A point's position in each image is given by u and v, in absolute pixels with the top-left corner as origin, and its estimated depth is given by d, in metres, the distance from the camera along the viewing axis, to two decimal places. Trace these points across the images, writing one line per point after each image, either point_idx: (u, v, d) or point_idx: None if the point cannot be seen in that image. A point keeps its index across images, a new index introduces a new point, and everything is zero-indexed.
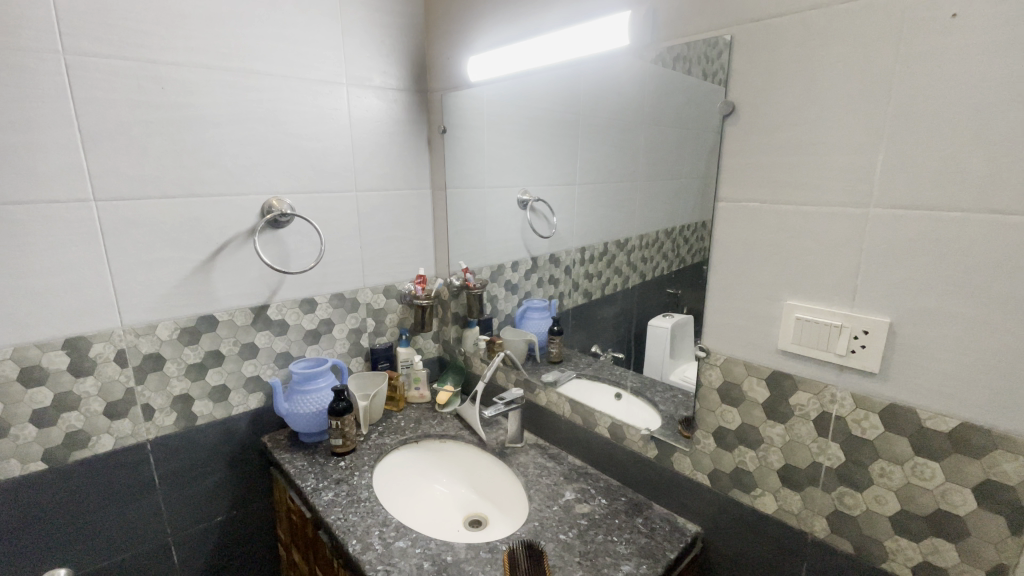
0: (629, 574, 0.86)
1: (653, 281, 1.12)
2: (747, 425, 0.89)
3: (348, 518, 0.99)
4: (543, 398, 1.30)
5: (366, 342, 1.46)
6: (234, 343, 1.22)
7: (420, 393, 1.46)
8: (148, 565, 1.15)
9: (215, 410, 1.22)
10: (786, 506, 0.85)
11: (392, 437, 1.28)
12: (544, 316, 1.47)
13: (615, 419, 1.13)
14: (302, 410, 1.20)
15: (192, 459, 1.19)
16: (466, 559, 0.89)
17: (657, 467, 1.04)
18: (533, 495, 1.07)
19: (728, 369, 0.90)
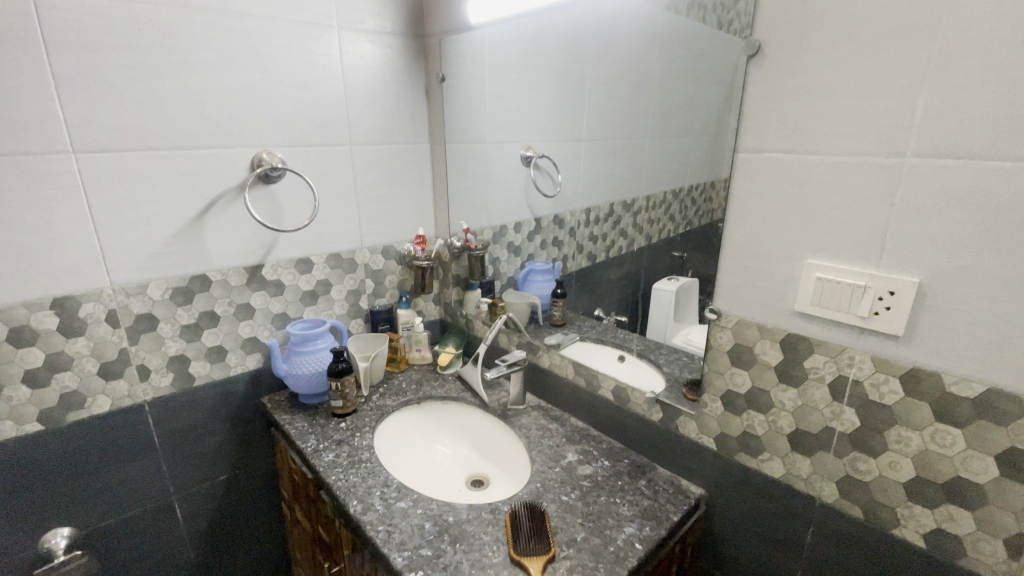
0: (633, 536, 0.86)
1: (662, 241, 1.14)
2: (757, 389, 0.86)
3: (348, 479, 0.98)
4: (546, 360, 1.27)
5: (366, 304, 1.43)
6: (229, 304, 1.19)
7: (421, 355, 1.44)
8: (153, 522, 1.16)
9: (213, 371, 1.20)
10: (795, 470, 0.83)
11: (393, 398, 1.26)
12: (546, 278, 1.44)
13: (619, 381, 1.10)
14: (301, 371, 1.18)
15: (192, 419, 1.18)
16: (468, 520, 0.88)
17: (662, 431, 1.02)
18: (535, 457, 1.05)
19: (739, 332, 0.87)
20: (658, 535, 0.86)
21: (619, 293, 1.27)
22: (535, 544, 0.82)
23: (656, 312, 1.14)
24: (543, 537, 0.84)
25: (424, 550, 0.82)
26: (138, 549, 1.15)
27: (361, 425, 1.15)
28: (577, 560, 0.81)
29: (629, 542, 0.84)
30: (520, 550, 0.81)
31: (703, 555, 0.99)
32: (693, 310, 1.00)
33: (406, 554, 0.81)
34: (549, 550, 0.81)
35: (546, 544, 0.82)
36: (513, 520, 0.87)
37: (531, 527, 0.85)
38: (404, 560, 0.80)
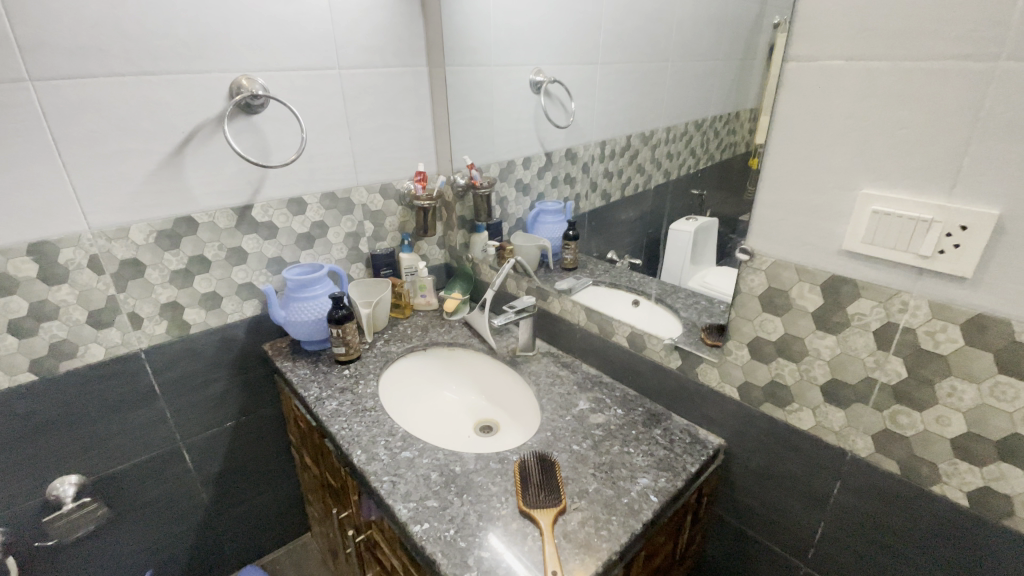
0: (648, 487, 0.81)
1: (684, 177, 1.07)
2: (790, 336, 0.78)
3: (352, 428, 0.94)
4: (557, 306, 1.19)
5: (366, 248, 1.35)
6: (219, 248, 1.12)
7: (426, 301, 1.37)
8: (162, 467, 1.16)
9: (209, 319, 1.15)
10: (826, 422, 0.77)
11: (398, 344, 1.21)
12: (557, 220, 1.34)
13: (635, 327, 1.03)
14: (300, 318, 1.12)
15: (192, 367, 1.15)
16: (475, 470, 0.85)
17: (680, 379, 0.95)
18: (545, 405, 1.00)
19: (773, 274, 0.78)
20: (674, 487, 0.81)
21: (634, 237, 1.19)
22: (545, 495, 0.78)
23: (670, 255, 1.10)
24: (553, 488, 0.79)
25: (430, 501, 0.79)
26: (150, 493, 1.15)
27: (365, 372, 1.10)
28: (589, 512, 0.77)
29: (644, 493, 0.80)
30: (530, 502, 0.77)
31: (719, 503, 0.96)
32: (711, 251, 0.97)
33: (411, 505, 0.78)
34: (560, 502, 0.77)
35: (557, 496, 0.78)
36: (523, 471, 0.82)
37: (541, 478, 0.81)
38: (409, 512, 0.77)
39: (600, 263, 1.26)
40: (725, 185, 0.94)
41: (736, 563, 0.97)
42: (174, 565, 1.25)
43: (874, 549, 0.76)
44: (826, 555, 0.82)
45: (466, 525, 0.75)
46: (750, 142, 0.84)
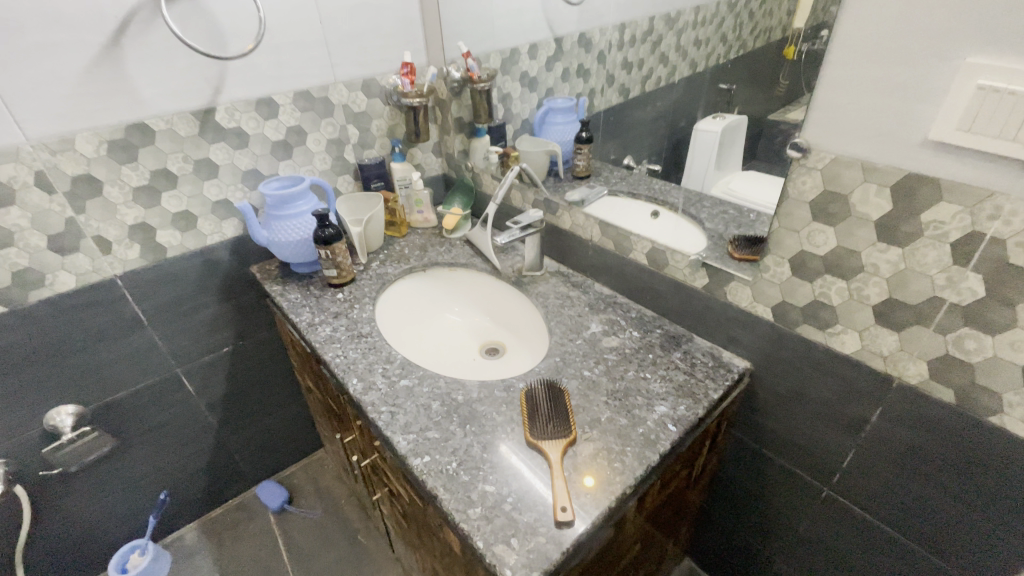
0: (666, 416, 0.75)
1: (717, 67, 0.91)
2: (842, 250, 0.66)
3: (347, 355, 0.87)
4: (567, 220, 1.07)
5: (353, 158, 1.21)
6: (184, 161, 0.99)
7: (423, 218, 1.25)
8: (163, 393, 1.13)
9: (186, 241, 1.05)
10: (873, 347, 0.67)
11: (395, 265, 1.11)
12: (568, 120, 1.19)
13: (656, 242, 0.91)
14: (284, 239, 1.01)
15: (176, 294, 1.07)
16: (479, 399, 0.78)
17: (704, 299, 0.85)
18: (554, 328, 0.92)
19: (831, 174, 0.64)
20: (695, 415, 0.75)
21: (653, 136, 1.04)
22: (553, 426, 0.72)
23: (693, 159, 0.95)
24: (563, 419, 0.73)
25: (431, 433, 0.73)
26: (154, 418, 1.14)
27: (360, 296, 1.01)
28: (602, 444, 0.71)
29: (661, 422, 0.74)
30: (538, 433, 0.71)
31: (740, 426, 0.91)
32: (739, 154, 0.85)
33: (410, 437, 0.72)
34: (571, 433, 0.71)
35: (566, 427, 0.72)
36: (529, 402, 0.75)
37: (550, 408, 0.74)
38: (408, 444, 0.71)
39: (616, 170, 1.11)
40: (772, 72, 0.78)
41: (753, 483, 0.94)
42: (192, 483, 1.27)
43: (908, 476, 0.70)
44: (854, 480, 0.77)
45: (470, 458, 0.69)
46: (786, 26, 0.75)
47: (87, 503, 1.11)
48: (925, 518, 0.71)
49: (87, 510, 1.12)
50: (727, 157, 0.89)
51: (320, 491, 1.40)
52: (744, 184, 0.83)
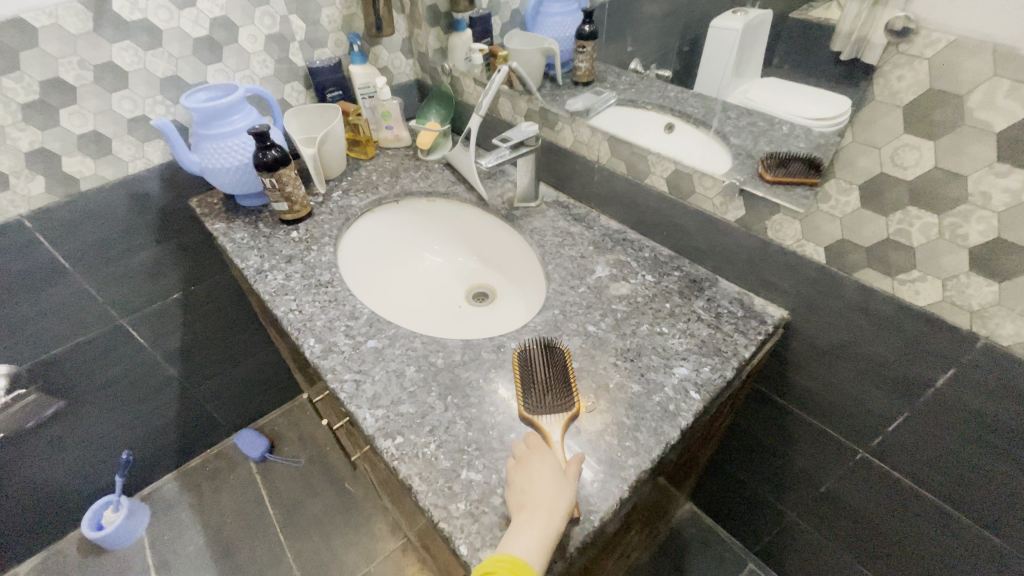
0: (687, 380, 0.62)
1: None
2: (939, 174, 0.50)
3: (303, 310, 0.72)
4: (568, 136, 0.87)
5: (302, 61, 0.97)
6: (81, 66, 0.77)
7: (394, 136, 1.05)
8: (112, 347, 1.00)
9: (102, 170, 0.85)
10: (958, 300, 0.53)
11: (360, 196, 0.93)
12: (568, 10, 0.97)
13: (680, 163, 0.73)
14: (221, 166, 0.83)
15: (103, 235, 0.90)
16: (462, 363, 0.65)
17: (737, 235, 0.70)
18: (552, 273, 0.77)
19: (945, 66, 0.46)
20: (722, 378, 0.61)
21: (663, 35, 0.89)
22: (551, 400, 0.58)
23: (708, 63, 0.84)
24: (563, 390, 0.59)
25: (404, 407, 0.60)
26: (106, 374, 1.02)
27: (320, 235, 0.84)
28: (611, 417, 0.59)
29: (681, 388, 0.61)
30: (532, 407, 0.58)
31: (763, 380, 0.79)
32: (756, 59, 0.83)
33: (379, 413, 0.59)
34: (574, 405, 0.58)
35: (567, 400, 0.58)
36: (524, 368, 0.62)
37: (548, 376, 0.61)
38: (377, 421, 0.59)
39: (624, 75, 0.91)
40: None
41: (770, 438, 0.85)
42: (163, 435, 1.19)
43: (971, 446, 0.60)
44: (898, 445, 0.67)
45: (451, 438, 0.57)
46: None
47: (45, 463, 1.02)
48: (980, 490, 0.62)
49: (47, 470, 1.03)
50: (744, 61, 0.84)
51: (303, 438, 1.33)
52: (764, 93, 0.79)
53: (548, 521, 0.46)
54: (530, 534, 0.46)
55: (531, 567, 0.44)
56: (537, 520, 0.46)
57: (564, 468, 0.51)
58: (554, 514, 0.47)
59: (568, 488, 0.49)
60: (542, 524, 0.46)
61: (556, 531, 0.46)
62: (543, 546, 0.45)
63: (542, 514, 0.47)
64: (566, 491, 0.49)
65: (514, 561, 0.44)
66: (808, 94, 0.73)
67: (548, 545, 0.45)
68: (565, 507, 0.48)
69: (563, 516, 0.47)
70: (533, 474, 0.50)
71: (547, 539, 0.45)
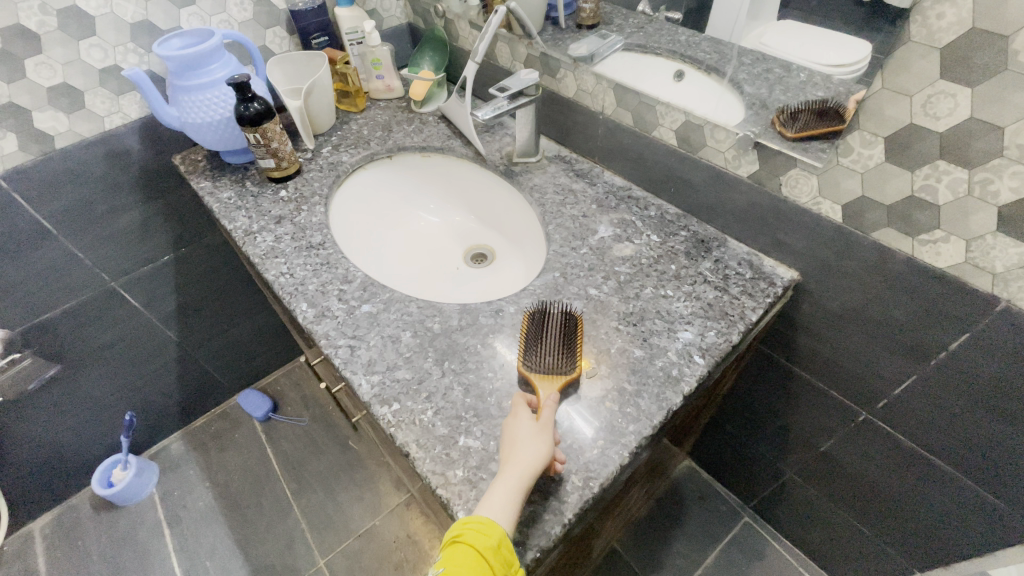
0: (691, 344, 0.60)
1: None
2: (974, 126, 0.46)
3: (294, 274, 0.69)
4: (571, 85, 0.82)
5: (282, 3, 0.89)
6: (43, 11, 0.71)
7: (385, 86, 0.98)
8: (105, 310, 0.99)
9: (77, 126, 0.81)
10: (983, 262, 0.50)
11: (351, 151, 0.89)
12: None
13: (691, 114, 0.68)
14: (200, 121, 0.78)
15: (85, 196, 0.86)
16: (459, 328, 0.63)
17: (749, 192, 0.66)
18: (552, 234, 0.74)
19: (990, 1, 0.41)
20: (727, 343, 0.60)
21: None
22: (550, 358, 0.56)
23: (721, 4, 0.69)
24: (567, 351, 0.57)
25: (401, 372, 0.59)
26: (102, 337, 1.01)
27: (310, 194, 0.80)
28: (612, 382, 0.57)
29: (686, 352, 0.59)
30: (530, 365, 0.55)
31: (769, 342, 0.77)
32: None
33: (375, 379, 0.58)
34: (574, 371, 0.55)
35: (570, 362, 0.56)
36: (531, 325, 0.59)
37: (554, 333, 0.58)
38: (373, 388, 0.57)
39: (631, 17, 0.81)
40: None
41: (773, 398, 0.84)
42: (165, 396, 1.20)
43: (977, 408, 0.59)
44: (903, 408, 0.66)
45: (449, 404, 0.56)
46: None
47: (49, 424, 1.03)
48: (983, 451, 0.61)
49: (52, 431, 1.05)
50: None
51: (305, 398, 1.34)
52: (780, 37, 0.63)
53: (509, 475, 0.45)
54: (496, 491, 0.45)
55: (497, 522, 0.43)
56: (502, 477, 0.45)
57: (537, 422, 0.50)
58: (519, 468, 0.45)
59: (537, 442, 0.48)
60: (506, 481, 0.45)
61: (522, 486, 0.45)
62: (510, 501, 0.44)
63: (507, 471, 0.46)
64: (533, 447, 0.47)
65: (481, 521, 0.43)
66: (816, 34, 0.58)
67: (516, 501, 0.44)
68: (532, 460, 0.46)
69: (528, 470, 0.46)
70: (506, 434, 0.50)
71: (512, 494, 0.44)
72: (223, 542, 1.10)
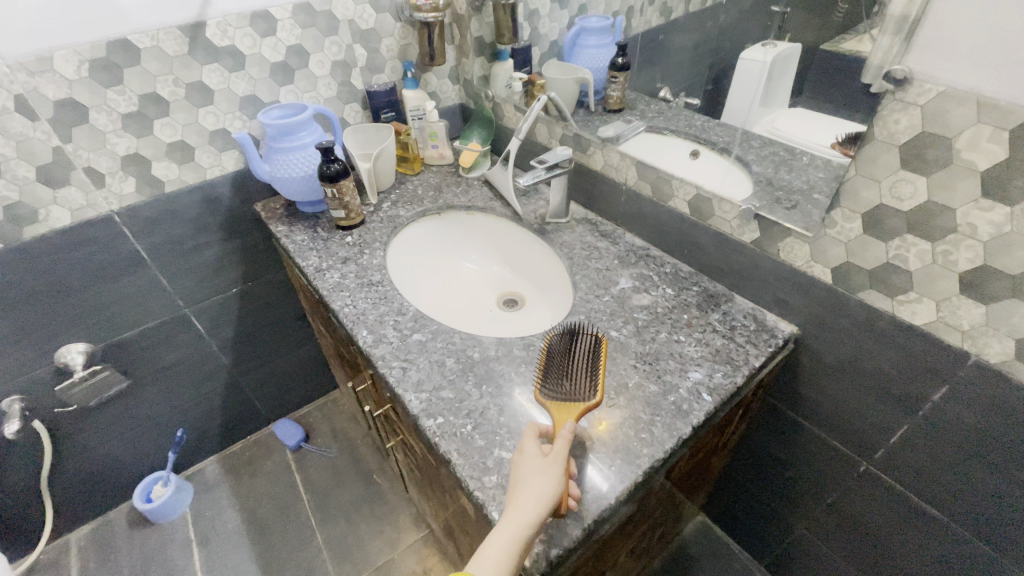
0: (701, 383, 0.68)
1: None
2: (933, 207, 0.56)
3: (356, 305, 0.81)
4: (600, 160, 0.95)
5: (361, 84, 1.08)
6: (175, 84, 0.89)
7: (438, 153, 1.15)
8: (173, 333, 1.11)
9: (184, 175, 0.97)
10: (952, 320, 0.59)
11: (407, 207, 1.03)
12: (602, 43, 1.05)
13: (702, 188, 0.80)
14: (288, 175, 0.93)
15: (178, 233, 1.01)
16: (496, 357, 0.72)
17: (753, 255, 0.76)
18: (579, 283, 0.84)
19: (936, 113, 0.53)
20: (732, 384, 0.67)
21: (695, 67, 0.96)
22: (569, 385, 0.60)
23: (736, 93, 0.89)
24: (589, 379, 0.61)
25: (445, 392, 0.68)
26: (166, 357, 1.13)
27: (371, 240, 0.94)
28: (629, 412, 0.65)
29: (695, 391, 0.67)
30: (548, 393, 0.60)
31: (774, 392, 0.84)
32: (786, 86, 0.83)
33: (423, 396, 0.67)
34: (586, 402, 0.58)
35: (589, 390, 0.59)
36: (562, 358, 0.65)
37: (579, 366, 0.63)
38: (421, 404, 0.66)
39: (653, 103, 0.99)
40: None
41: (781, 450, 0.90)
42: (209, 420, 1.29)
43: (965, 458, 0.64)
44: (900, 458, 0.71)
45: (485, 422, 0.64)
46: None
47: (106, 436, 1.13)
48: (974, 501, 0.66)
49: (107, 443, 1.14)
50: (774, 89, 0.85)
51: (335, 431, 1.41)
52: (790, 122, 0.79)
53: (508, 527, 0.49)
54: (494, 542, 0.48)
55: None
56: (501, 527, 0.49)
57: (546, 463, 0.52)
58: (519, 518, 0.49)
59: (543, 481, 0.51)
60: (504, 533, 0.48)
61: (518, 540, 0.48)
62: (503, 555, 0.47)
63: (509, 519, 0.49)
64: (537, 493, 0.50)
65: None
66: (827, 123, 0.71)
67: (510, 554, 0.48)
68: (533, 510, 0.49)
69: (526, 522, 0.49)
70: (517, 468, 0.54)
71: (507, 547, 0.48)
72: (245, 565, 1.14)
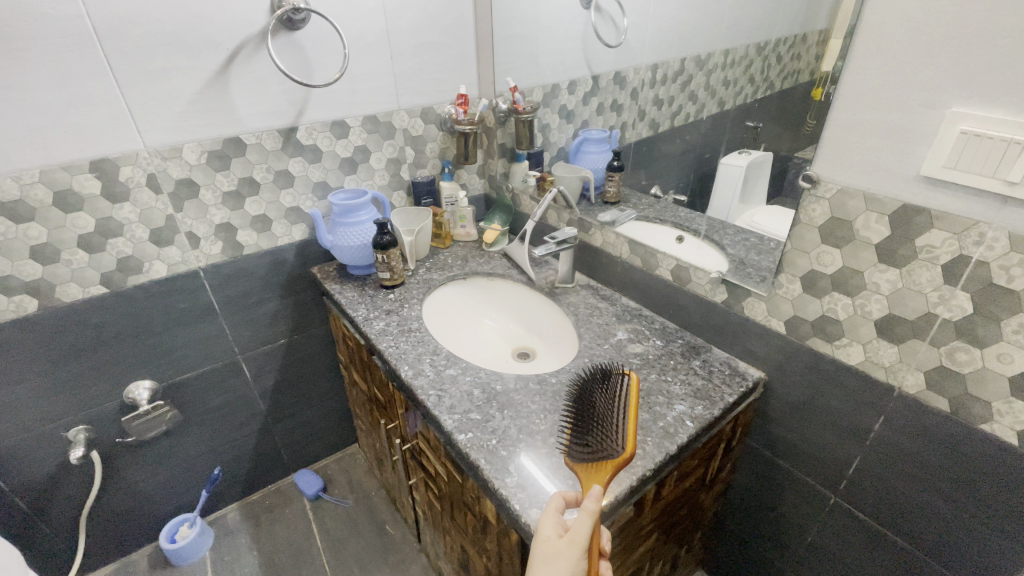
0: (685, 414, 0.82)
1: (730, 110, 1.10)
2: (848, 270, 0.75)
3: (398, 346, 0.98)
4: (599, 238, 1.17)
5: (407, 176, 1.35)
6: (267, 171, 1.12)
7: (466, 232, 1.38)
8: (224, 377, 1.26)
9: (260, 241, 1.18)
10: (876, 359, 0.75)
11: (439, 273, 1.23)
12: (602, 150, 1.32)
13: (681, 260, 1.00)
14: (347, 243, 1.14)
15: (246, 288, 1.21)
16: (515, 389, 0.88)
17: (723, 312, 0.94)
18: (584, 334, 1.02)
19: (838, 205, 0.73)
20: (710, 414, 0.82)
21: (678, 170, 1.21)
22: (602, 441, 0.65)
23: (718, 191, 1.07)
24: (621, 432, 0.64)
25: (473, 414, 0.82)
26: (214, 399, 1.26)
27: (410, 297, 1.13)
28: None
29: (680, 418, 0.81)
30: (580, 454, 0.67)
31: (752, 433, 0.97)
32: (762, 187, 0.96)
33: (455, 417, 0.82)
34: (614, 459, 0.62)
35: (620, 444, 0.63)
36: (603, 414, 0.70)
37: (617, 419, 0.67)
38: (454, 422, 0.81)
39: (643, 198, 1.24)
40: (778, 123, 0.93)
41: (763, 491, 1.00)
42: (237, 464, 1.39)
43: (907, 481, 0.77)
44: (858, 486, 0.84)
45: (507, 437, 0.78)
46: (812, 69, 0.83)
47: (147, 472, 1.23)
48: (923, 523, 0.77)
49: (146, 479, 1.24)
50: (752, 190, 0.99)
51: (352, 483, 1.50)
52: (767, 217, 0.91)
53: None
54: None
55: None
56: None
57: (565, 545, 0.56)
58: None
59: (556, 565, 0.55)
60: None
61: None
62: None
63: None
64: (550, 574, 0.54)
65: None
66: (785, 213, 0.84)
67: None
68: None
69: None
70: (539, 543, 0.59)
71: None
72: None
